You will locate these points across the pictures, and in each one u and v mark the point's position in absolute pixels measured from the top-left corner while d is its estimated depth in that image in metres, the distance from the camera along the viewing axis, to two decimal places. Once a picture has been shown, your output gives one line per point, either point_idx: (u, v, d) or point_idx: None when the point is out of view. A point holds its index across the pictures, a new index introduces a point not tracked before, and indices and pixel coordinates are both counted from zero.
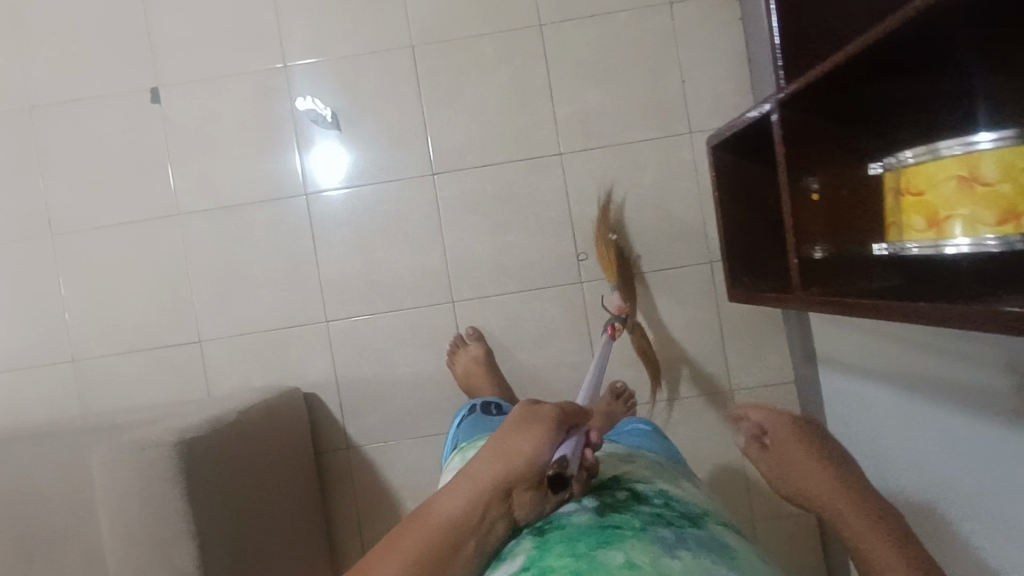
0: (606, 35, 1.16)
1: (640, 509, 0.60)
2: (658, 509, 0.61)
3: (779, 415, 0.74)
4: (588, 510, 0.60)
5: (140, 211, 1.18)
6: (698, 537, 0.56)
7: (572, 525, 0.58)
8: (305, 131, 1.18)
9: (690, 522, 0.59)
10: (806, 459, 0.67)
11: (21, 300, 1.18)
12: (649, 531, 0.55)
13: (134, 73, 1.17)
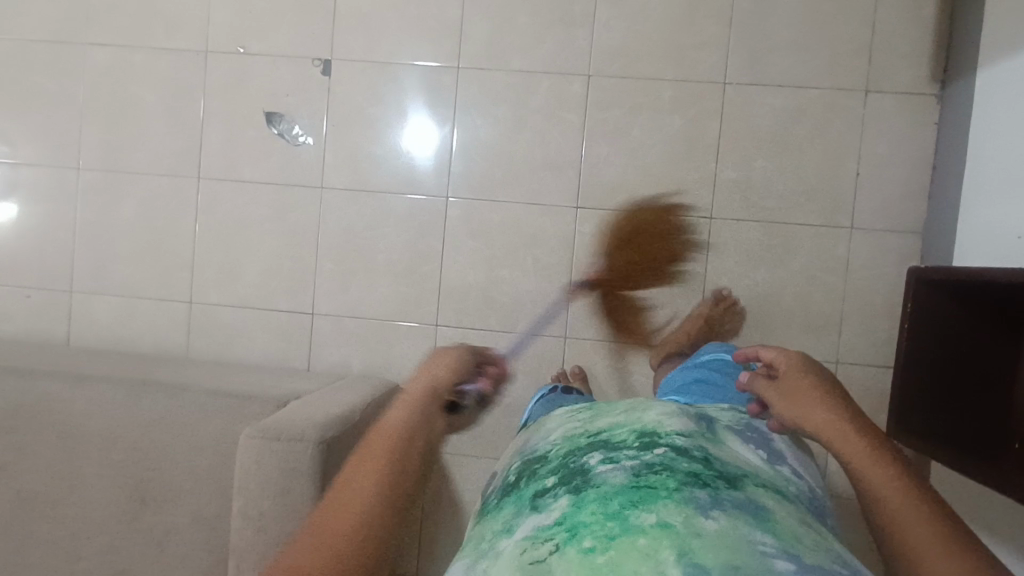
0: (788, 108, 1.12)
1: (677, 465, 0.55)
2: (696, 466, 0.56)
3: (787, 353, 0.67)
4: (623, 462, 0.56)
5: (286, 175, 1.19)
6: (734, 499, 0.52)
7: (607, 482, 0.54)
8: (459, 121, 1.17)
9: (727, 482, 0.54)
10: (814, 400, 0.60)
11: (155, 234, 1.22)
12: (683, 492, 0.51)
13: (312, 40, 1.18)
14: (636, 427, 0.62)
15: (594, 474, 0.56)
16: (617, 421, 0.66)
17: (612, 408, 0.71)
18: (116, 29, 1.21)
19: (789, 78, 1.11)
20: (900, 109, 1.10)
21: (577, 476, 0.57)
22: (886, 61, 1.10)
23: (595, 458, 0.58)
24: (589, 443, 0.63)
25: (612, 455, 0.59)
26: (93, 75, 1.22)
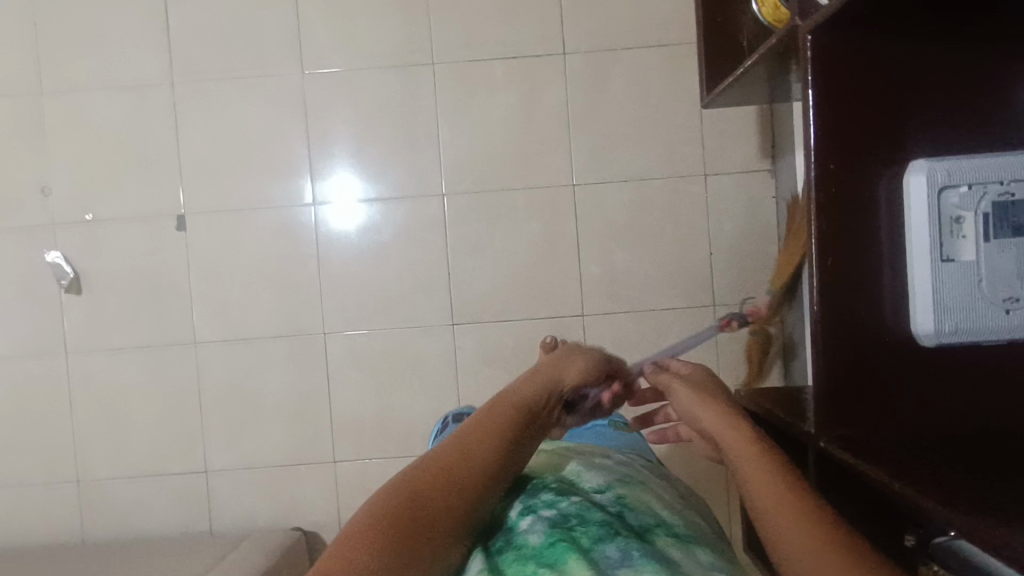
0: (637, 200, 1.15)
1: (592, 515, 0.52)
2: (615, 519, 0.53)
3: (693, 366, 0.73)
4: (541, 513, 0.54)
5: (158, 336, 1.17)
6: (654, 550, 0.48)
7: (525, 541, 0.51)
8: (357, 210, 1.16)
9: (644, 536, 0.51)
10: (705, 398, 0.65)
11: (29, 417, 1.17)
12: (597, 547, 0.48)
13: (161, 197, 1.17)
14: (556, 481, 0.59)
15: (515, 531, 0.53)
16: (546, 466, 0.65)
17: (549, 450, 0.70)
18: None
19: (633, 172, 1.15)
20: (739, 188, 1.15)
21: (500, 532, 0.55)
22: (718, 143, 1.15)
23: (516, 509, 0.57)
24: (513, 487, 0.61)
25: (532, 505, 0.56)
26: None
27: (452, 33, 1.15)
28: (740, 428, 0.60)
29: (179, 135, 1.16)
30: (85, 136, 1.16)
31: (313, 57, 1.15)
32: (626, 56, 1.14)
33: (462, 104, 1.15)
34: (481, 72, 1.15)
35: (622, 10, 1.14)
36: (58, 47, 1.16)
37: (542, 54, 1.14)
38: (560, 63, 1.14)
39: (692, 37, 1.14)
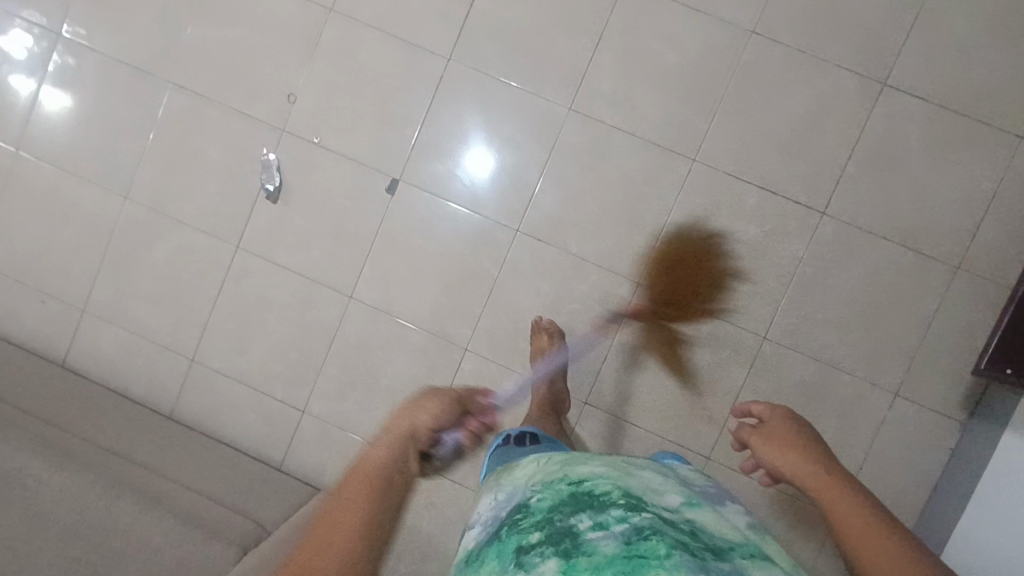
0: (817, 383, 1.11)
1: (667, 533, 0.55)
2: (684, 536, 0.56)
3: (773, 407, 0.72)
4: (613, 525, 0.56)
5: (320, 274, 1.19)
6: (722, 572, 0.52)
7: (598, 549, 0.54)
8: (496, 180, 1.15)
9: (715, 553, 0.55)
10: (786, 446, 0.67)
11: (179, 287, 1.22)
12: (677, 558, 0.51)
13: (386, 154, 1.17)
14: (620, 487, 0.62)
15: (584, 539, 0.55)
16: (602, 472, 0.65)
17: (594, 458, 0.70)
18: (201, 79, 1.20)
19: (827, 355, 1.11)
20: (921, 423, 1.10)
21: (566, 537, 0.56)
22: (924, 370, 1.09)
23: (583, 521, 0.57)
24: (573, 498, 0.61)
25: (600, 517, 0.57)
26: (168, 117, 1.21)
27: (728, 142, 1.10)
28: (824, 479, 0.61)
29: (428, 105, 1.15)
30: (348, 64, 1.17)
31: (588, 96, 1.13)
32: (881, 245, 1.09)
33: (701, 210, 1.12)
34: (735, 190, 1.11)
35: (902, 200, 1.08)
36: None
37: (800, 203, 1.10)
38: (815, 219, 1.10)
39: (957, 260, 1.07)
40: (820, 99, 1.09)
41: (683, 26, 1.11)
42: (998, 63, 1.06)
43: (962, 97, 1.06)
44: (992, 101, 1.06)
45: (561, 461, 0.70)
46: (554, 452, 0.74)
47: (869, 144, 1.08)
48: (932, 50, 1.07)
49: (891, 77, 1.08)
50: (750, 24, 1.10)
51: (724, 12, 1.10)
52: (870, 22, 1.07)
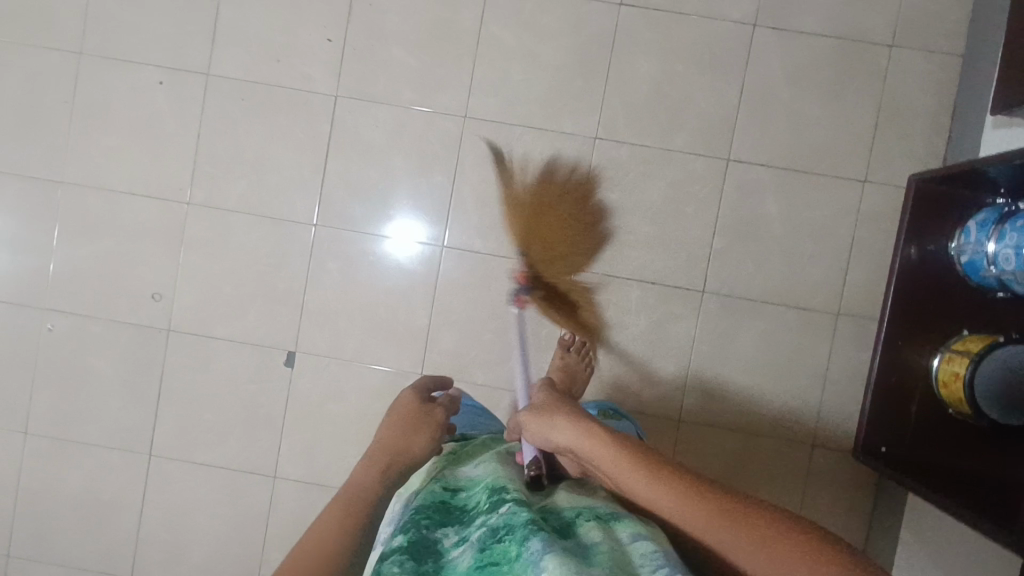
0: (741, 451, 1.14)
1: (517, 519, 0.57)
2: (536, 517, 0.58)
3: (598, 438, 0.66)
4: (473, 538, 0.59)
5: (240, 460, 1.18)
6: (567, 545, 0.54)
7: (455, 567, 0.57)
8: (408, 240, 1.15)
9: (562, 533, 0.57)
10: (564, 417, 0.71)
11: (101, 509, 1.18)
12: (520, 550, 0.53)
13: (279, 330, 1.17)
14: (488, 491, 0.66)
15: (445, 560, 0.58)
16: (486, 484, 0.69)
17: (490, 465, 0.75)
18: (77, 298, 1.17)
19: (743, 423, 1.14)
20: (844, 467, 1.13)
21: (431, 555, 0.59)
22: (831, 417, 1.13)
23: (452, 539, 0.61)
24: (445, 511, 0.66)
25: (463, 532, 0.61)
26: (49, 345, 1.17)
27: (601, 246, 1.14)
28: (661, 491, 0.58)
29: (305, 275, 1.16)
30: (218, 253, 1.16)
31: (460, 231, 1.15)
32: (764, 309, 1.13)
33: (592, 313, 1.14)
34: (619, 290, 1.14)
35: (772, 263, 1.12)
36: (217, 164, 1.15)
37: (682, 288, 1.13)
38: (698, 300, 1.13)
39: (835, 308, 1.12)
40: (676, 185, 1.13)
41: (531, 146, 1.14)
42: (828, 119, 1.11)
43: (801, 156, 1.11)
44: (831, 153, 1.11)
45: (441, 477, 0.74)
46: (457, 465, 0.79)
47: (731, 219, 1.12)
48: (764, 118, 1.11)
49: (734, 153, 1.12)
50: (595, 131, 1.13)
51: (566, 125, 1.13)
52: (704, 107, 1.12)
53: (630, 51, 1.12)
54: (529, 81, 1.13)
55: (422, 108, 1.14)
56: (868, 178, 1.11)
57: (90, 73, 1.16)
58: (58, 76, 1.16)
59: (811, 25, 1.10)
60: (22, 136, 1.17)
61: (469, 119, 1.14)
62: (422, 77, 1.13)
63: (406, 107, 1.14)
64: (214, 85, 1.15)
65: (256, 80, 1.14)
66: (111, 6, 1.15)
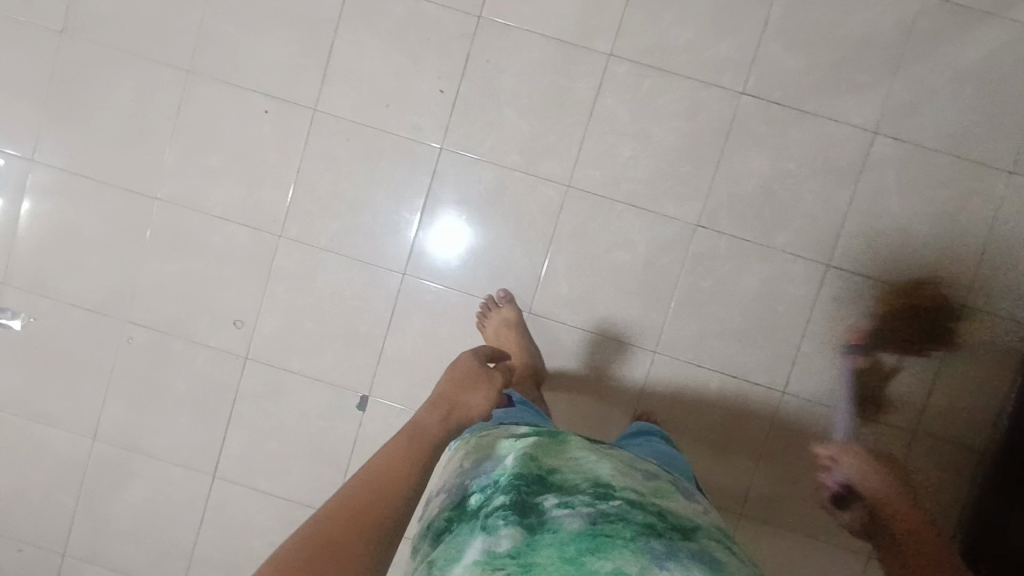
0: (798, 553, 1.14)
1: (634, 514, 0.56)
2: (652, 517, 0.57)
3: None
4: (582, 507, 0.56)
5: (300, 494, 1.18)
6: (689, 551, 0.53)
7: (563, 528, 0.54)
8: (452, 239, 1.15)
9: (679, 536, 0.56)
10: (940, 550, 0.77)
11: (160, 521, 1.20)
12: (640, 542, 0.52)
13: (354, 372, 1.17)
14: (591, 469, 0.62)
15: (551, 513, 0.56)
16: (581, 457, 0.65)
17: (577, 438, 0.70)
18: (157, 313, 1.17)
19: (804, 527, 1.14)
20: None
21: (532, 509, 0.57)
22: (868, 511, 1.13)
23: (554, 494, 0.58)
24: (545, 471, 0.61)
25: (569, 498, 0.58)
26: (128, 355, 1.17)
27: (687, 331, 1.13)
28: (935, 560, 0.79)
29: (390, 326, 1.16)
30: (305, 288, 1.16)
31: (548, 299, 1.15)
32: (841, 416, 1.12)
33: (669, 397, 1.14)
34: (698, 378, 1.14)
35: (855, 372, 1.12)
36: (314, 199, 1.14)
37: (762, 385, 1.13)
38: (776, 400, 1.13)
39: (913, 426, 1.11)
40: (770, 282, 1.12)
41: (631, 225, 1.13)
42: (936, 236, 1.09)
43: (902, 270, 1.10)
44: (933, 271, 1.10)
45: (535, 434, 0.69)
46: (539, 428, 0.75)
47: (822, 322, 1.12)
48: (871, 228, 1.10)
49: (835, 258, 1.10)
50: (696, 219, 1.12)
51: (669, 208, 1.12)
52: (812, 206, 1.10)
53: (744, 142, 1.10)
54: (639, 160, 1.12)
55: (526, 171, 1.13)
56: (967, 301, 1.09)
57: (195, 91, 1.13)
58: (164, 90, 1.14)
59: (932, 139, 1.08)
60: (120, 146, 1.15)
61: (571, 189, 1.13)
62: (531, 141, 1.12)
63: (511, 169, 1.13)
64: (320, 122, 1.13)
65: (363, 123, 1.13)
66: (224, 26, 1.12)
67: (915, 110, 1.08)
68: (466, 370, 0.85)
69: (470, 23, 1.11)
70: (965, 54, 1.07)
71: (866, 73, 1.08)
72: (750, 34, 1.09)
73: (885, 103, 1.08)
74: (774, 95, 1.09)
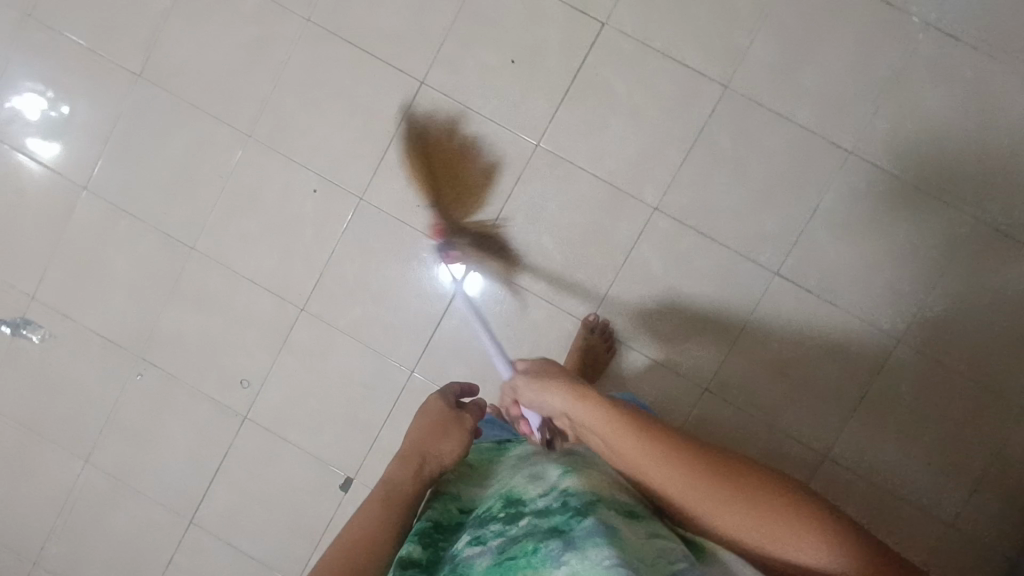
0: None
1: (535, 522, 0.57)
2: (552, 511, 0.57)
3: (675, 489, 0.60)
4: (490, 542, 0.59)
5: (270, 557, 1.21)
6: (583, 532, 0.53)
7: (473, 568, 0.57)
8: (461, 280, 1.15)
9: (578, 513, 0.55)
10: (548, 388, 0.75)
11: (133, 554, 1.23)
12: (539, 552, 0.53)
13: (345, 455, 1.19)
14: (504, 496, 0.64)
15: (464, 559, 0.59)
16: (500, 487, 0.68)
17: (500, 470, 0.74)
18: (172, 359, 1.20)
19: None
20: None
21: (453, 558, 0.61)
22: None
23: (467, 540, 0.61)
24: (465, 521, 0.65)
25: (481, 534, 0.61)
26: (136, 394, 1.21)
27: None
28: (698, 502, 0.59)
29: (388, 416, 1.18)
30: (314, 364, 1.18)
31: None
32: None
33: None
34: None
35: None
36: (341, 283, 1.17)
37: None
38: None
39: None
40: (766, 459, 1.12)
41: (641, 372, 1.14)
42: (937, 451, 1.09)
43: (897, 473, 1.10)
44: (927, 485, 1.10)
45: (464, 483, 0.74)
46: (476, 462, 0.79)
47: None
48: (875, 427, 1.10)
49: (835, 449, 1.11)
50: (706, 382, 1.12)
51: (682, 366, 1.13)
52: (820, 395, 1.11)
53: (768, 318, 1.11)
54: (663, 314, 1.13)
55: (550, 302, 1.14)
56: (954, 523, 1.09)
57: (250, 157, 1.16)
58: (219, 149, 1.16)
59: (954, 357, 1.08)
60: (166, 193, 1.18)
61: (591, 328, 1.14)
62: (561, 273, 1.14)
63: (537, 295, 1.15)
64: (362, 210, 1.15)
65: (403, 220, 1.15)
66: (290, 101, 1.15)
67: (946, 327, 1.08)
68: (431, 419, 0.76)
69: (526, 148, 1.13)
70: (1007, 283, 1.07)
71: (904, 280, 1.08)
72: (797, 217, 1.09)
73: (915, 314, 1.08)
74: (808, 281, 1.10)
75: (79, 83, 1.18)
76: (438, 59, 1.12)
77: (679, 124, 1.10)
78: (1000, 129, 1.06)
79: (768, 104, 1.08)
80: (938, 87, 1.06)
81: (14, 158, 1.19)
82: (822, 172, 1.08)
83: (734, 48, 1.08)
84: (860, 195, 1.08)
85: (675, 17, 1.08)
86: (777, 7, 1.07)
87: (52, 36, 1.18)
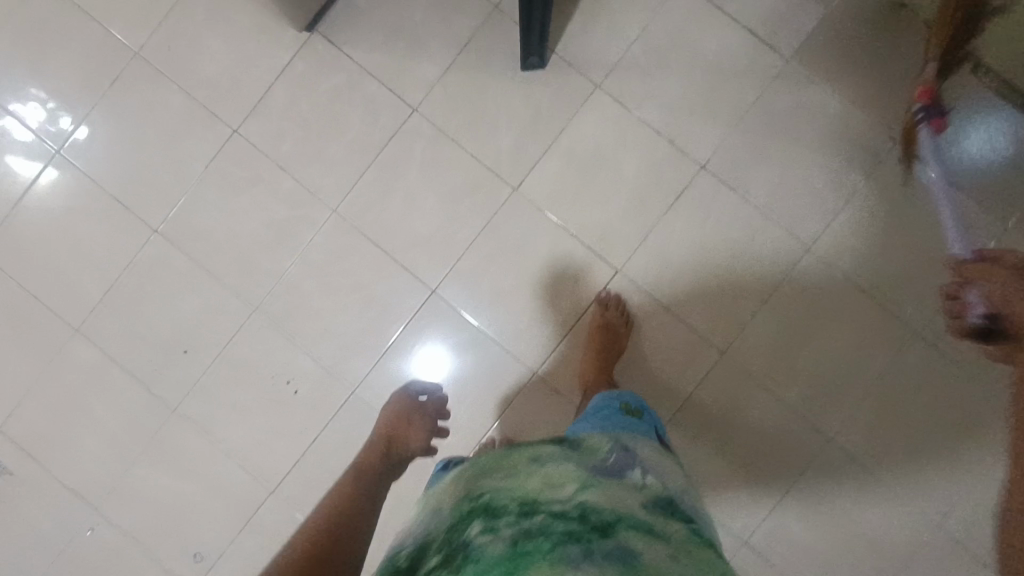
0: None
1: (553, 526, 0.56)
2: (572, 523, 0.57)
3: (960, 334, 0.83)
4: (504, 532, 0.57)
5: None
6: (603, 547, 0.54)
7: (486, 556, 0.54)
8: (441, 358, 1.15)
9: (600, 533, 0.56)
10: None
11: None
12: (557, 552, 0.53)
13: None
14: (518, 496, 0.62)
15: (473, 547, 0.56)
16: (509, 482, 0.65)
17: (509, 461, 0.70)
18: (130, 517, 1.17)
19: None
20: None
21: (461, 551, 0.57)
22: None
23: (476, 528, 0.59)
24: (469, 511, 0.62)
25: (493, 525, 0.58)
26: (84, 547, 1.17)
27: None
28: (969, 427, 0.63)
29: None
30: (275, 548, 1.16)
31: None
32: None
33: None
34: None
35: None
36: (319, 472, 1.16)
37: None
38: None
39: None
40: None
41: None
42: None
43: None
44: None
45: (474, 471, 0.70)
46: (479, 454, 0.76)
47: None
48: None
49: None
50: None
51: None
52: None
53: None
54: None
55: None
56: None
57: (253, 332, 1.16)
58: (224, 318, 1.17)
59: None
60: (160, 351, 1.17)
61: None
62: None
63: None
64: (354, 404, 1.16)
65: None
66: (304, 285, 1.16)
67: None
68: (399, 412, 1.00)
69: (524, 372, 1.15)
70: None
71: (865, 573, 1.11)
72: (773, 490, 1.13)
73: None
74: (775, 554, 1.13)
75: (95, 226, 1.18)
76: (456, 274, 1.15)
77: (673, 379, 1.14)
78: (977, 444, 1.10)
79: (763, 381, 1.13)
80: (924, 396, 1.11)
81: (13, 288, 1.18)
82: (802, 453, 1.12)
83: (737, 321, 1.13)
84: (836, 480, 1.12)
85: (687, 280, 1.14)
86: (783, 290, 1.13)
87: (79, 175, 1.19)
